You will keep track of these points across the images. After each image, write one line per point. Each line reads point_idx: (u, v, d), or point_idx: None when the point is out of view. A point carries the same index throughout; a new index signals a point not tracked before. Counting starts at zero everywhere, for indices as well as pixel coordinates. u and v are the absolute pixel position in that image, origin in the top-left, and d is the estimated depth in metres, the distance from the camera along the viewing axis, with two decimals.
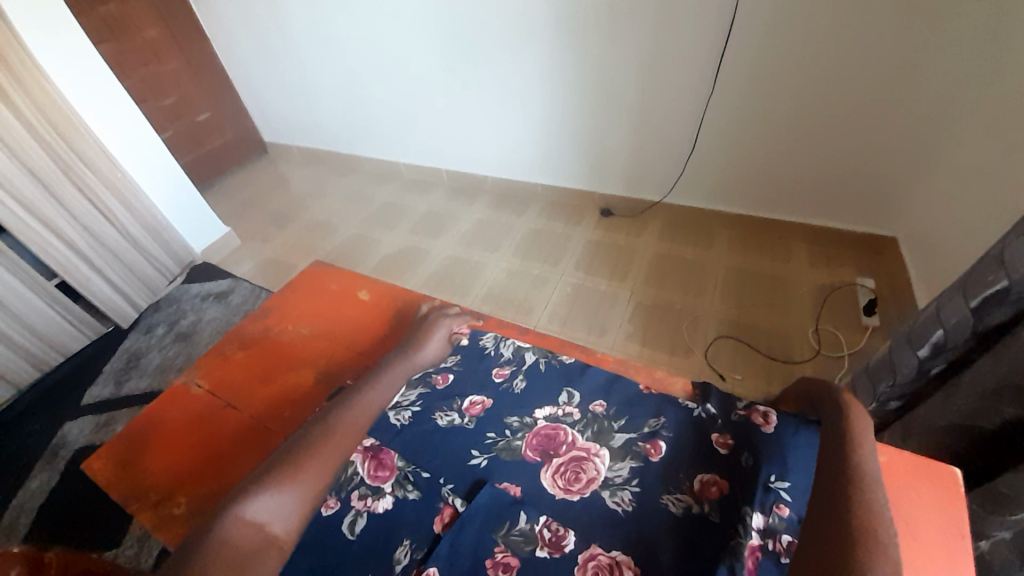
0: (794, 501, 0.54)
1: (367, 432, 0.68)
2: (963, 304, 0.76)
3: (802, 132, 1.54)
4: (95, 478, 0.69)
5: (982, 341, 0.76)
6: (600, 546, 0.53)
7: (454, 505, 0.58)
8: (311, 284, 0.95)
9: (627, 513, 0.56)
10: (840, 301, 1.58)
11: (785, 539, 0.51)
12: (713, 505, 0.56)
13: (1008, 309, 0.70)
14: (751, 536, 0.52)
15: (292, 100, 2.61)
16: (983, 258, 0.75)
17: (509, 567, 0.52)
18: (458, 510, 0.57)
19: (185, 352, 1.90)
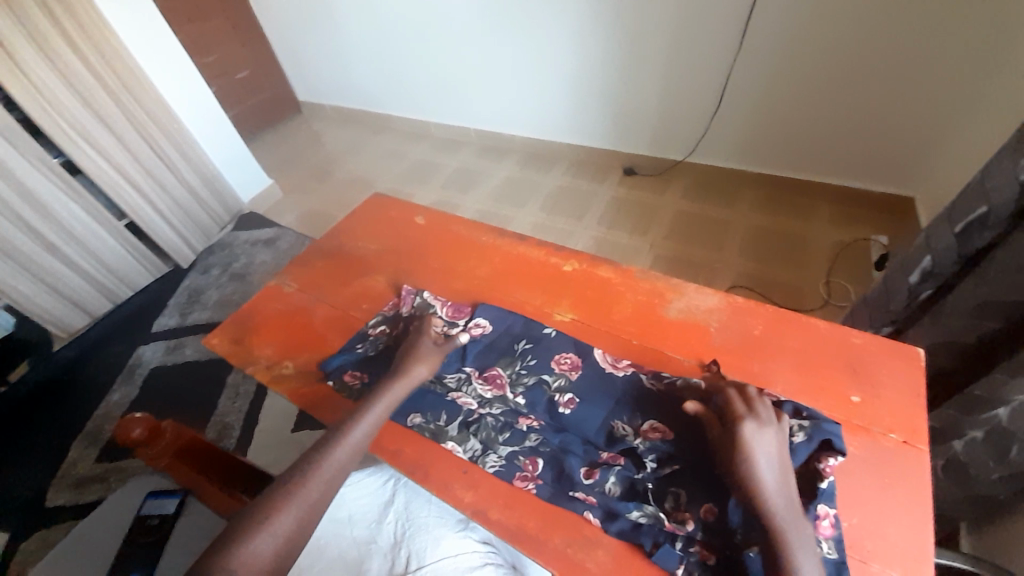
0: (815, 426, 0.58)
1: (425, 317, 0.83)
2: (950, 231, 0.87)
3: (829, 91, 1.58)
4: (217, 347, 0.87)
5: (967, 264, 0.85)
6: (625, 419, 0.63)
7: (499, 371, 0.72)
8: (374, 212, 1.09)
9: (659, 389, 0.65)
10: (853, 256, 1.66)
11: (800, 436, 0.58)
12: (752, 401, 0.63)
13: (990, 234, 0.80)
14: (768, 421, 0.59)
15: (327, 59, 2.68)
16: (971, 191, 0.85)
17: (534, 469, 0.62)
18: (503, 374, 0.71)
19: (242, 290, 1.96)
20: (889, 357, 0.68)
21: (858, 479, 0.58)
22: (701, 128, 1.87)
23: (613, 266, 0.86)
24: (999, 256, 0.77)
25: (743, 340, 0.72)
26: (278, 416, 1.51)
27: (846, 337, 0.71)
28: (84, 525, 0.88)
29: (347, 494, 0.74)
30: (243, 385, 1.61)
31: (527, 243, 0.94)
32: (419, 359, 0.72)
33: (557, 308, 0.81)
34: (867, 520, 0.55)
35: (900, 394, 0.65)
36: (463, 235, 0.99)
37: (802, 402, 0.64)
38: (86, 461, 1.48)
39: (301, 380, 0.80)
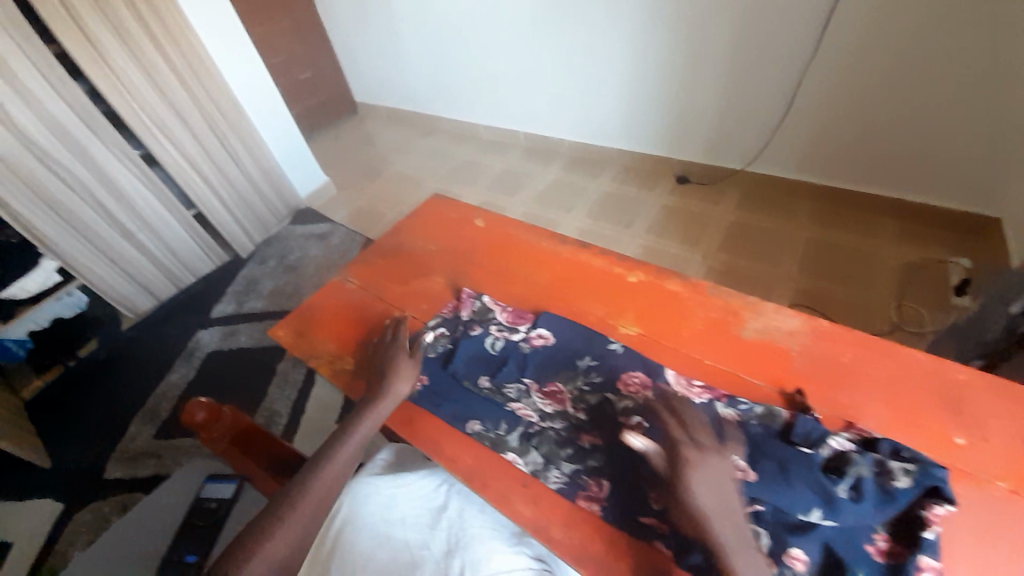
0: (919, 470, 0.53)
1: (486, 322, 0.82)
2: None
3: (911, 103, 1.46)
4: (281, 338, 0.90)
5: None
6: None
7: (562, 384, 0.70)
8: (433, 212, 1.10)
9: (737, 420, 0.60)
10: (925, 280, 1.52)
11: (903, 480, 0.52)
12: (844, 436, 0.58)
13: None
14: (865, 460, 0.54)
15: (383, 61, 2.74)
16: None
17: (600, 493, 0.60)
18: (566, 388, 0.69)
19: (294, 282, 2.03)
20: (1001, 397, 0.61)
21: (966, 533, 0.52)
22: (763, 137, 1.78)
23: (681, 280, 0.82)
24: None
25: (827, 367, 0.66)
26: (323, 406, 1.54)
27: (946, 370, 0.64)
28: (145, 501, 0.92)
29: (397, 493, 0.72)
30: (291, 373, 1.66)
31: (588, 251, 0.92)
32: (399, 359, 0.77)
33: (622, 320, 0.78)
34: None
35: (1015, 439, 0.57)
36: (523, 240, 0.97)
37: (898, 439, 0.59)
38: (143, 436, 1.57)
39: (361, 376, 0.81)
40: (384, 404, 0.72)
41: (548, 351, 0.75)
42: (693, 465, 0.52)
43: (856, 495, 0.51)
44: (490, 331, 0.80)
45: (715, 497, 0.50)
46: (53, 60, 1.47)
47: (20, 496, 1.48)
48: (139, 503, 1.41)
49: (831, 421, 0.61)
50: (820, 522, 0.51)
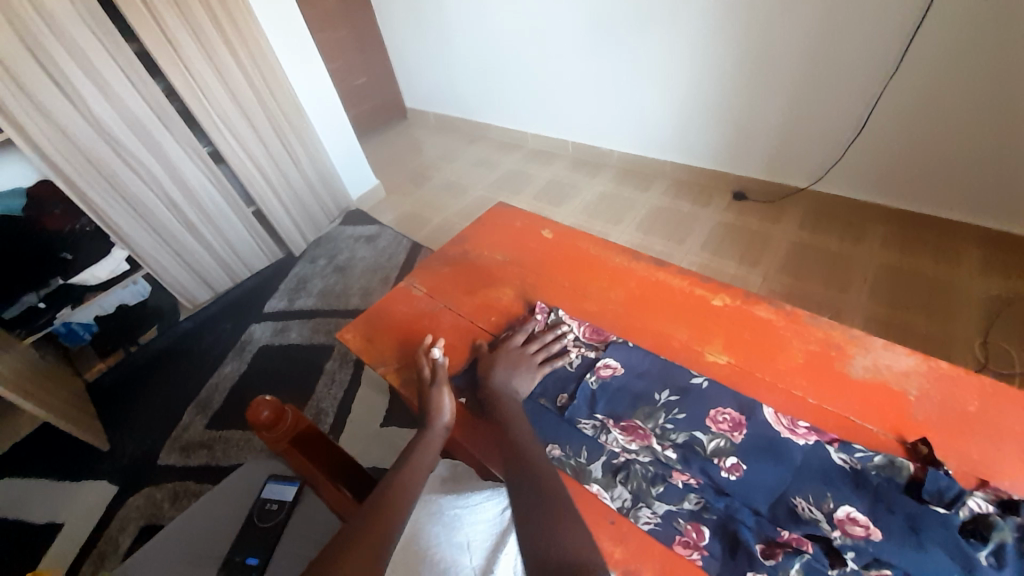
0: None
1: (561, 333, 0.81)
2: None
3: (1011, 125, 1.32)
4: (351, 342, 0.91)
5: None
6: (805, 499, 0.54)
7: (643, 415, 0.67)
8: (499, 222, 1.08)
9: (851, 469, 0.55)
10: (1019, 315, 1.37)
11: None
12: (982, 495, 0.52)
13: None
14: (1010, 526, 0.48)
15: (436, 69, 2.76)
16: None
17: (695, 540, 0.55)
18: (647, 423, 0.65)
19: (343, 282, 2.04)
20: None
21: None
22: (833, 154, 1.66)
23: (773, 306, 0.76)
24: None
25: (954, 414, 0.60)
26: (367, 409, 1.54)
27: None
28: (206, 496, 0.94)
29: (462, 516, 0.70)
30: (338, 372, 1.67)
31: (665, 269, 0.88)
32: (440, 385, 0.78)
33: (708, 347, 0.74)
34: None
35: None
36: (595, 255, 0.94)
37: None
38: (196, 426, 1.62)
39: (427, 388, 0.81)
40: (435, 430, 0.74)
41: (618, 382, 0.71)
42: (495, 370, 0.75)
43: (998, 563, 0.46)
44: (568, 348, 0.79)
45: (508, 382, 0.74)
46: (134, 59, 1.54)
47: (81, 475, 1.55)
48: (189, 492, 1.44)
49: (962, 477, 0.55)
50: None
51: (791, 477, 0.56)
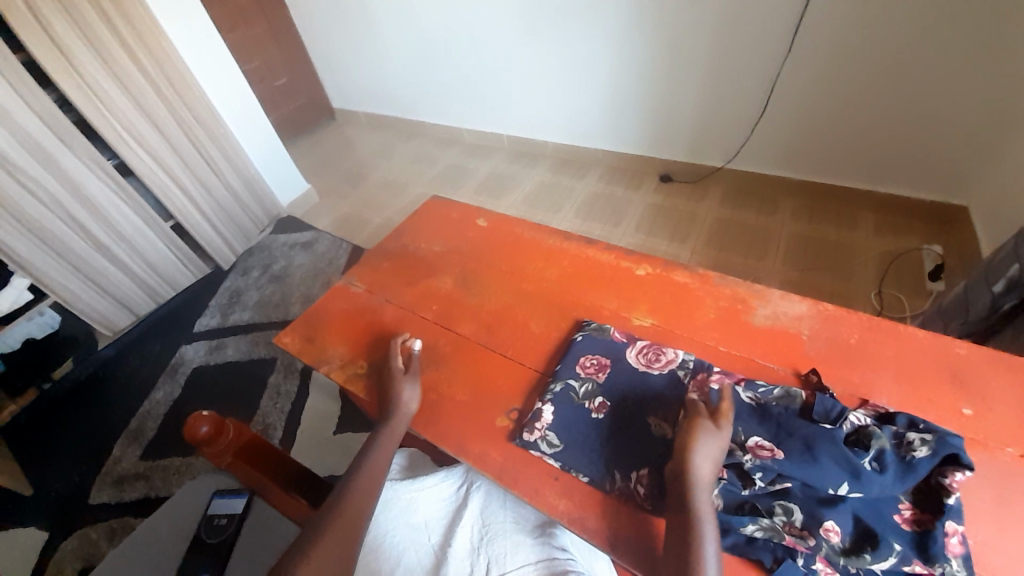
0: (937, 440, 0.54)
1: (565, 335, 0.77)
2: (990, 289, 0.93)
3: (882, 101, 1.52)
4: (289, 345, 0.90)
5: None
6: (721, 434, 0.60)
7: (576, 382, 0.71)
8: (435, 213, 1.09)
9: (757, 403, 0.62)
10: (904, 266, 1.58)
11: (921, 452, 0.53)
12: (862, 410, 0.61)
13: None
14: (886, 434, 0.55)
15: (362, 67, 2.68)
16: None
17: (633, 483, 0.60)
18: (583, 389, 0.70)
19: (281, 292, 1.95)
20: (996, 369, 0.65)
21: (987, 494, 0.55)
22: (743, 134, 1.81)
23: (688, 271, 0.84)
24: None
25: (837, 348, 0.69)
26: (318, 417, 1.49)
27: (948, 346, 0.67)
28: (148, 521, 0.89)
29: (419, 498, 0.72)
30: (284, 384, 1.61)
31: (594, 246, 0.93)
32: (403, 377, 0.76)
33: (634, 312, 0.80)
34: (988, 540, 0.52)
35: (1017, 406, 0.61)
36: (529, 239, 0.98)
37: (912, 413, 0.61)
38: (129, 457, 1.50)
39: (371, 381, 0.80)
40: (398, 420, 0.72)
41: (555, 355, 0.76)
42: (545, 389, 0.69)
43: (879, 467, 0.52)
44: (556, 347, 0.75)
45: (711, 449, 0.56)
46: (19, 66, 1.39)
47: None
48: (130, 527, 1.34)
49: (846, 399, 0.64)
50: (848, 494, 0.52)
51: None
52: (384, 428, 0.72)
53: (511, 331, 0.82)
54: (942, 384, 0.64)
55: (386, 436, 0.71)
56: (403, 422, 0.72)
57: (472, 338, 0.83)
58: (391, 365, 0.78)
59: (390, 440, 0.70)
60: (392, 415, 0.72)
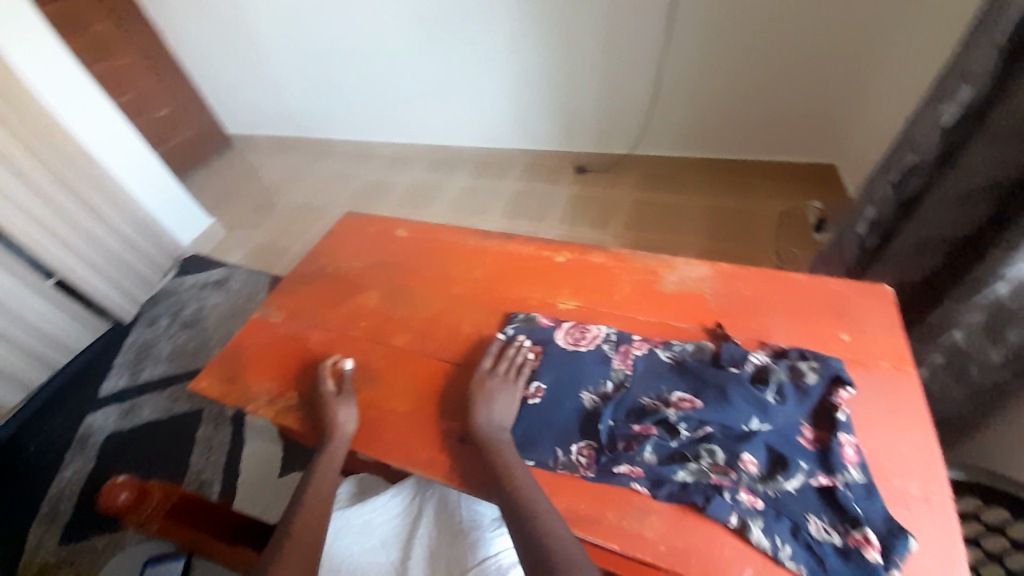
0: (822, 366, 0.64)
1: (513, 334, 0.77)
2: (854, 232, 1.07)
3: (754, 78, 1.71)
4: (208, 389, 0.83)
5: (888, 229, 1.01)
6: (649, 396, 0.65)
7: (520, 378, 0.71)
8: (352, 230, 1.07)
9: (677, 361, 0.68)
10: (794, 222, 1.76)
11: (809, 377, 0.63)
12: (763, 351, 0.69)
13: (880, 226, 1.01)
14: (782, 368, 0.64)
15: (257, 87, 2.52)
16: (876, 170, 1.01)
17: (582, 456, 0.63)
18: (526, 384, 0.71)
19: (197, 337, 1.79)
20: (862, 296, 0.75)
21: (868, 403, 0.64)
22: (644, 120, 1.94)
23: (603, 252, 0.89)
24: (897, 241, 0.98)
25: (737, 300, 0.77)
26: (259, 464, 1.39)
27: (823, 284, 0.77)
28: None
29: (372, 518, 0.69)
30: (215, 436, 1.47)
31: (514, 241, 0.96)
32: (336, 401, 0.74)
33: (559, 297, 0.84)
34: (875, 443, 0.60)
35: (882, 325, 0.71)
36: (450, 242, 0.99)
37: (804, 345, 0.70)
38: (48, 545, 1.31)
39: (304, 410, 0.77)
40: (336, 444, 0.70)
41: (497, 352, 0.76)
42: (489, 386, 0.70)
43: (781, 398, 0.60)
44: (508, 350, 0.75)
45: (493, 406, 0.68)
46: None
47: None
48: None
49: (749, 343, 0.71)
50: (759, 428, 0.59)
51: (639, 382, 0.67)
52: (322, 454, 0.69)
53: (445, 334, 0.82)
54: (823, 317, 0.73)
55: (324, 462, 0.68)
56: (342, 446, 0.70)
57: (407, 348, 0.82)
58: (321, 390, 0.76)
59: (331, 468, 0.68)
60: (328, 441, 0.70)
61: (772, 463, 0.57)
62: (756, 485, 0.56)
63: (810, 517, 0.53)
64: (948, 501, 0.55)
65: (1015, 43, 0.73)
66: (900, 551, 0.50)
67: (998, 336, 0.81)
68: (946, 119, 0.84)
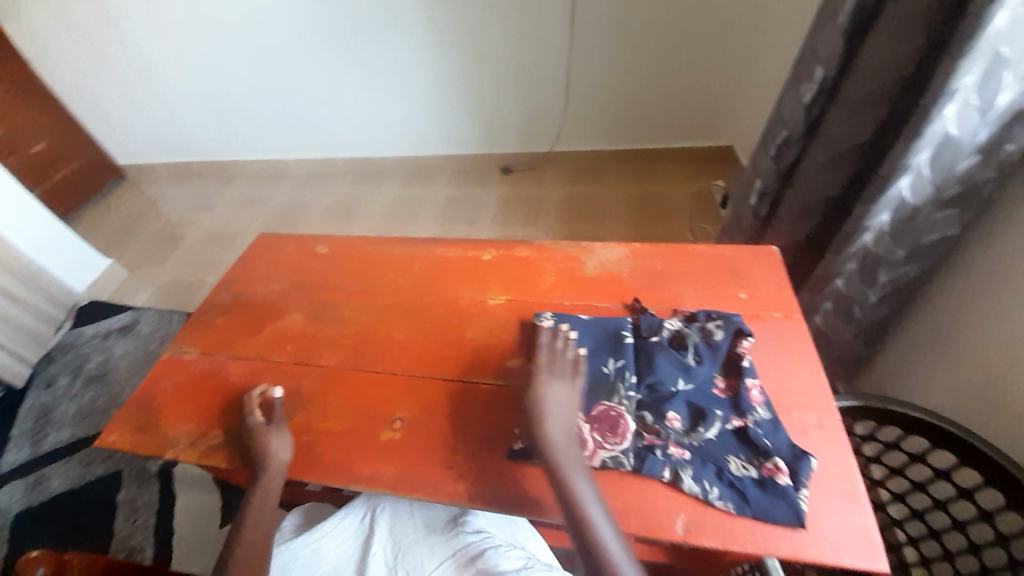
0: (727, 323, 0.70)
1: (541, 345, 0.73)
2: (748, 203, 1.18)
3: (652, 70, 1.84)
4: (117, 443, 0.76)
5: (774, 197, 1.13)
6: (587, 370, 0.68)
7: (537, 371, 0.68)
8: (266, 252, 1.01)
9: (608, 334, 0.71)
10: (704, 200, 1.91)
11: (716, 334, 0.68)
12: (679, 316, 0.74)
13: (767, 195, 1.13)
14: (694, 330, 0.69)
15: (148, 112, 2.30)
16: (757, 146, 1.13)
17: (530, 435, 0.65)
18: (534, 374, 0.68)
19: (108, 392, 1.60)
20: (757, 258, 0.83)
21: (771, 351, 0.71)
22: (560, 118, 2.01)
23: (526, 245, 0.92)
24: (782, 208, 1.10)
25: (651, 275, 0.82)
26: (196, 516, 1.27)
27: (722, 251, 0.85)
28: None
29: (322, 545, 0.67)
30: (140, 498, 1.33)
31: (439, 245, 0.96)
32: (266, 432, 0.70)
33: (488, 293, 0.85)
34: (780, 384, 0.67)
35: (775, 281, 0.80)
36: (374, 253, 0.97)
37: (711, 308, 0.76)
38: None
39: (232, 447, 0.72)
40: (269, 476, 0.66)
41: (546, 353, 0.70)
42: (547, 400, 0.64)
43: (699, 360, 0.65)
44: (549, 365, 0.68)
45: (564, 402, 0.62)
46: None
47: None
48: None
49: (664, 313, 0.76)
50: (681, 389, 0.63)
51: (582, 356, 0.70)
52: (256, 489, 0.66)
53: (377, 347, 0.81)
54: (727, 281, 0.80)
55: (261, 496, 0.66)
56: (278, 476, 0.67)
57: (337, 367, 0.79)
58: (246, 425, 0.71)
59: (269, 500, 0.65)
60: (261, 476, 0.66)
61: (695, 418, 0.62)
62: (683, 441, 0.61)
63: (730, 457, 0.60)
64: (837, 419, 0.64)
65: (852, 28, 0.85)
66: (805, 470, 0.58)
67: (872, 280, 0.93)
68: (808, 97, 0.96)
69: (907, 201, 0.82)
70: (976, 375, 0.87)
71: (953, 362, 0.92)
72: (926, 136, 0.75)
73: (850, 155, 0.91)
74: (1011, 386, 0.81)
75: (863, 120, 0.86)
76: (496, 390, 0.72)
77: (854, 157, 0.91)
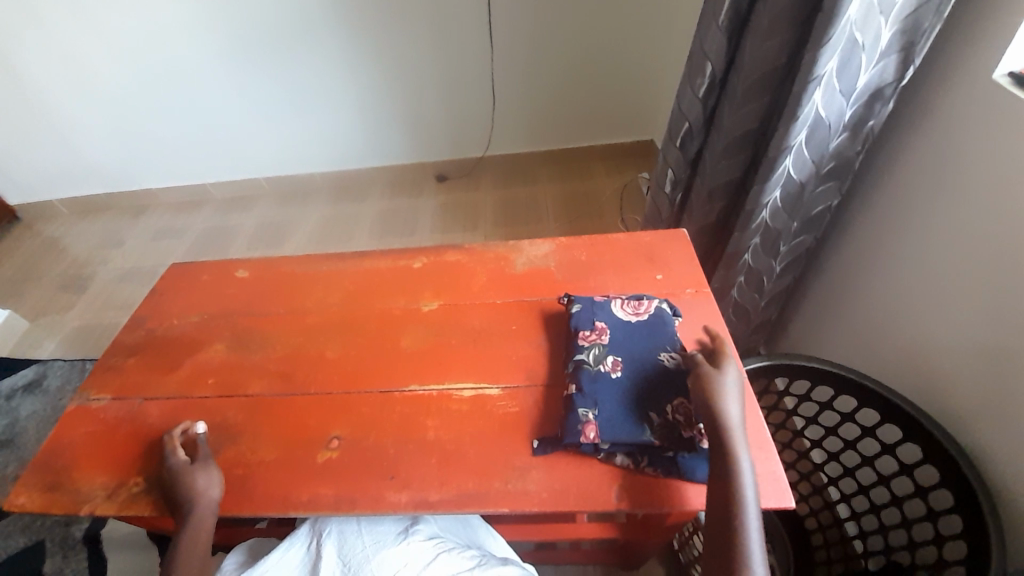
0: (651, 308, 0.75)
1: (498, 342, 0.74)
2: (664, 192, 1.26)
3: (569, 73, 1.92)
4: (22, 505, 0.69)
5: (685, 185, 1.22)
6: None
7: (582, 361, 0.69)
8: (181, 283, 0.95)
9: None
10: (632, 193, 2.01)
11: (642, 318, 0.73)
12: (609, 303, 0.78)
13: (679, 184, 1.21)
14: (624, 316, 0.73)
15: (37, 145, 2.09)
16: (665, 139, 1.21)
17: None
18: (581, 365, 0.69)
19: (15, 458, 1.42)
20: (670, 240, 0.90)
21: (687, 325, 0.76)
22: (488, 123, 2.04)
23: (456, 249, 0.93)
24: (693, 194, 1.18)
25: (576, 267, 0.86)
26: None
27: (639, 237, 0.91)
28: None
29: None
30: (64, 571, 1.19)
31: (369, 257, 0.95)
32: (191, 470, 0.66)
33: (421, 300, 0.85)
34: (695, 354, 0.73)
35: (686, 261, 0.86)
36: (299, 272, 0.94)
37: (631, 292, 0.81)
38: None
39: (154, 492, 0.67)
40: (198, 515, 0.63)
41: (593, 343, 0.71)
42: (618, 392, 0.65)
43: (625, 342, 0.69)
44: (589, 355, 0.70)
45: (737, 403, 0.61)
46: None
47: None
48: None
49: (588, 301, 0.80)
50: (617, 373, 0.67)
51: None
52: (187, 530, 0.63)
53: (310, 368, 0.78)
54: (645, 265, 0.86)
55: (192, 537, 0.62)
56: (209, 514, 0.64)
57: (267, 395, 0.76)
58: (168, 466, 0.67)
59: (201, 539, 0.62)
60: (189, 517, 0.63)
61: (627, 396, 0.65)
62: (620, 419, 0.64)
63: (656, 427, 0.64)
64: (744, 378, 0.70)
65: (729, 26, 0.94)
66: None
67: (773, 252, 1.02)
68: (702, 91, 1.04)
69: (792, 178, 0.91)
70: (869, 326, 0.98)
71: (850, 318, 1.03)
72: (801, 117, 0.84)
73: (743, 141, 1.00)
74: (893, 332, 0.93)
75: (749, 109, 0.95)
76: (487, 392, 0.72)
77: (747, 143, 1.00)
